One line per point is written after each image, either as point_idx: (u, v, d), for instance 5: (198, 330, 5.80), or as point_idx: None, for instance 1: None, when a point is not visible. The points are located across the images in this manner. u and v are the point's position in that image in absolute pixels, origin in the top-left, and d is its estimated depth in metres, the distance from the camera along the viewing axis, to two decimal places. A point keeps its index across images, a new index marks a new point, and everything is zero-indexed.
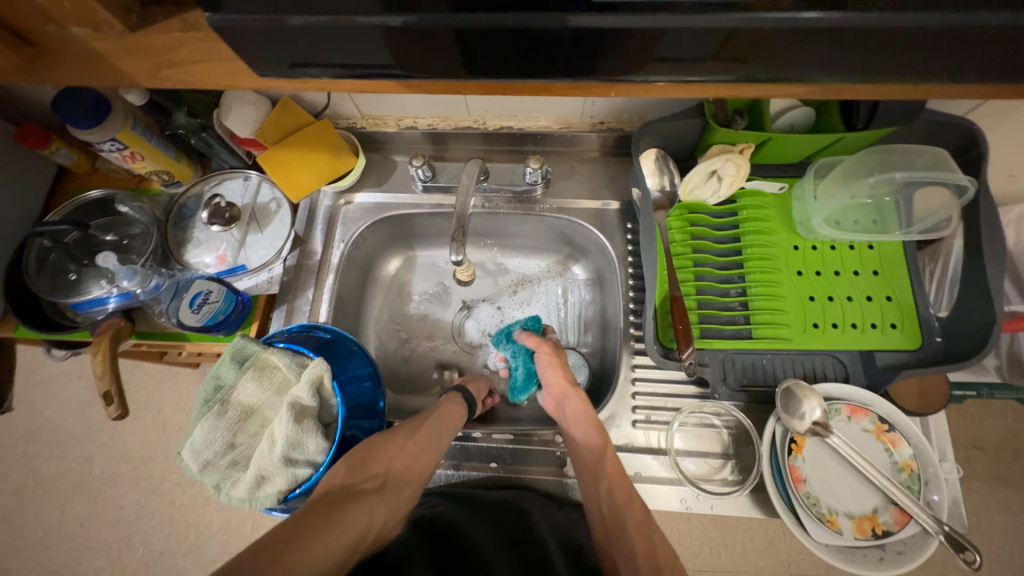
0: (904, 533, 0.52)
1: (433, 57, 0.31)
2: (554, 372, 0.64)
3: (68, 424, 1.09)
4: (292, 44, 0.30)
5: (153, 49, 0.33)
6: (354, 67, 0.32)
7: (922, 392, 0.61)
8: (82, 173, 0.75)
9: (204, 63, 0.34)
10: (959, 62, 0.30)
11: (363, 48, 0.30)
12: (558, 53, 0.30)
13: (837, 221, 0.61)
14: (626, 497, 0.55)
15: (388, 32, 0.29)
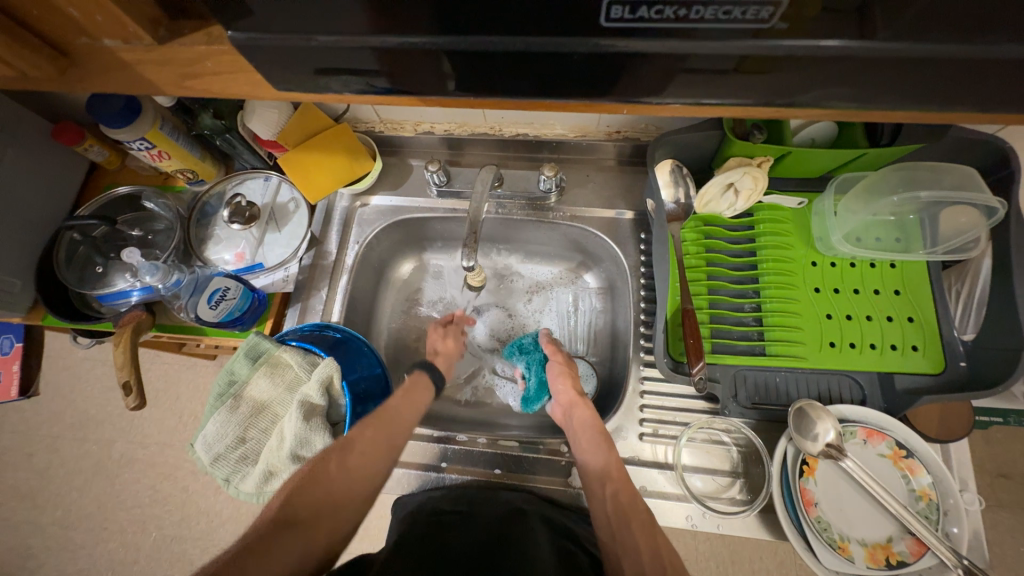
0: (921, 564, 0.50)
1: (449, 74, 0.31)
2: (561, 380, 0.65)
3: (90, 409, 1.13)
4: (313, 60, 0.31)
5: (180, 61, 0.34)
6: (375, 82, 0.33)
7: (944, 418, 0.59)
8: (112, 169, 0.78)
9: (227, 74, 0.35)
10: (993, 90, 0.29)
11: (381, 64, 0.31)
12: (573, 73, 0.30)
13: (857, 238, 0.60)
14: (632, 503, 0.54)
15: (405, 50, 0.30)
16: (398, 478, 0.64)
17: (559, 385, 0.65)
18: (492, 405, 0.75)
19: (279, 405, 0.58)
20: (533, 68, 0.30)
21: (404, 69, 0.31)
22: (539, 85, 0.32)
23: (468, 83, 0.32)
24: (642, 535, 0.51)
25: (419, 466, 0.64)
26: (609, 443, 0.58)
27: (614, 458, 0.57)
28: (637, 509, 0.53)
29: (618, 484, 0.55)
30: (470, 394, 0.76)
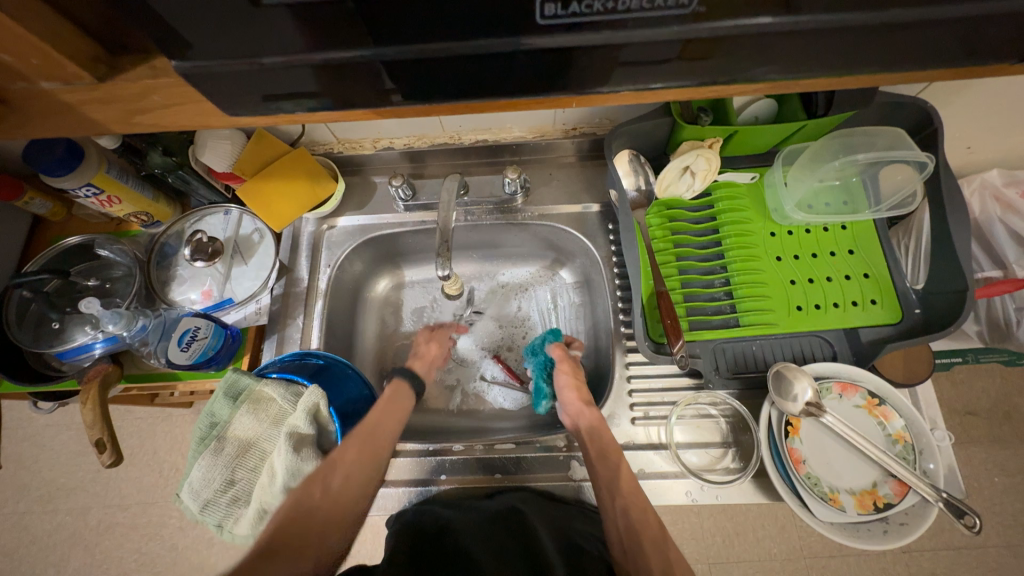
0: (905, 503, 0.53)
1: (400, 84, 0.32)
2: (572, 392, 0.62)
3: (60, 477, 1.06)
4: (259, 83, 0.31)
5: (125, 97, 0.33)
6: (328, 99, 0.33)
7: (908, 363, 0.62)
8: (58, 221, 0.74)
9: (175, 106, 0.34)
10: (910, 50, 0.31)
11: (329, 81, 0.31)
12: (520, 71, 0.31)
13: (809, 205, 0.63)
14: (653, 522, 0.52)
15: (351, 64, 0.30)
16: (398, 497, 0.63)
17: (571, 397, 0.61)
18: (485, 411, 0.75)
19: (266, 440, 0.56)
20: (480, 70, 0.31)
21: (353, 83, 0.31)
22: (489, 86, 0.32)
23: (420, 91, 0.32)
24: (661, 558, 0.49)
25: (419, 482, 0.64)
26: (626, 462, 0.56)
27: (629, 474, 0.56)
28: (657, 528, 0.52)
29: (638, 506, 0.53)
30: (462, 403, 0.76)
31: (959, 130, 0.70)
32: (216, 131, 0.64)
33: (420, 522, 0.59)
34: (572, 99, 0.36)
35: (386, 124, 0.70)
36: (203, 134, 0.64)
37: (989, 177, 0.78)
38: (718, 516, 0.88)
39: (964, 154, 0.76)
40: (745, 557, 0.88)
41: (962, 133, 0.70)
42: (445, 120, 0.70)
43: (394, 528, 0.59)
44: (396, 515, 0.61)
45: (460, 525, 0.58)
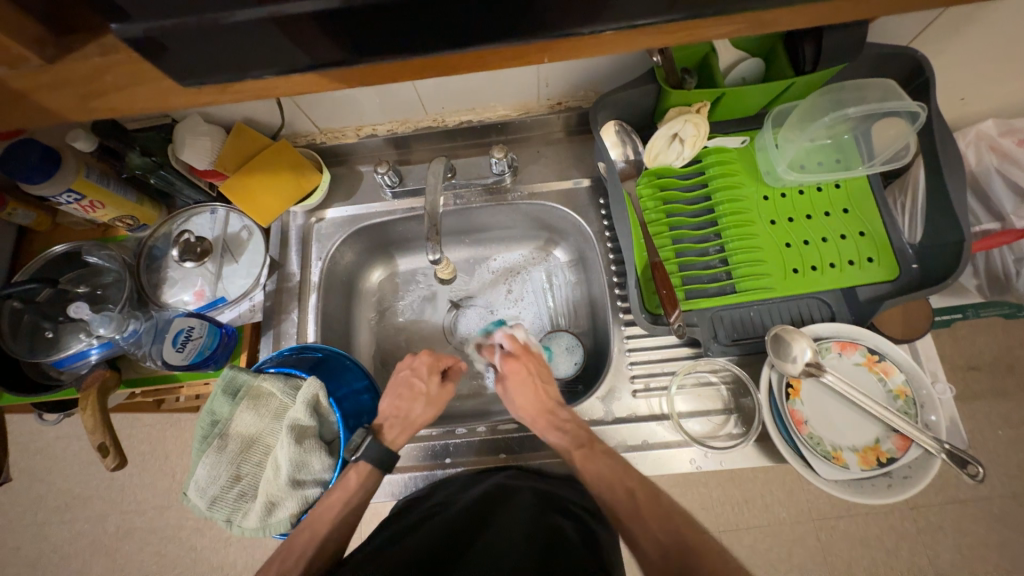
0: (908, 457, 0.53)
1: (363, 48, 0.30)
2: (513, 399, 0.62)
3: (75, 487, 1.07)
4: (212, 54, 0.29)
5: (79, 80, 0.32)
6: (291, 66, 0.31)
7: (907, 319, 0.62)
8: (44, 231, 0.73)
9: (133, 87, 0.33)
10: None
11: (287, 46, 0.29)
12: (489, 19, 0.29)
13: (801, 165, 0.62)
14: (631, 502, 0.50)
15: (306, 26, 0.28)
16: (405, 483, 0.64)
17: (516, 408, 0.62)
18: (487, 395, 0.75)
19: (269, 434, 0.56)
20: (444, 27, 0.29)
21: (310, 48, 0.30)
22: (457, 44, 0.31)
23: (386, 52, 0.31)
24: (646, 538, 0.48)
25: (424, 466, 0.64)
26: (582, 449, 0.55)
27: (591, 458, 0.54)
28: (638, 505, 0.50)
29: (608, 491, 0.52)
30: (463, 388, 0.76)
31: (954, 78, 0.68)
32: (193, 126, 0.63)
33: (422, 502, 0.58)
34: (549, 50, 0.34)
35: (367, 109, 0.68)
36: (180, 131, 0.63)
37: (985, 127, 0.76)
38: (726, 484, 0.89)
39: (959, 105, 0.74)
40: (754, 522, 0.89)
41: (956, 82, 0.68)
42: (427, 102, 0.68)
43: (391, 526, 0.56)
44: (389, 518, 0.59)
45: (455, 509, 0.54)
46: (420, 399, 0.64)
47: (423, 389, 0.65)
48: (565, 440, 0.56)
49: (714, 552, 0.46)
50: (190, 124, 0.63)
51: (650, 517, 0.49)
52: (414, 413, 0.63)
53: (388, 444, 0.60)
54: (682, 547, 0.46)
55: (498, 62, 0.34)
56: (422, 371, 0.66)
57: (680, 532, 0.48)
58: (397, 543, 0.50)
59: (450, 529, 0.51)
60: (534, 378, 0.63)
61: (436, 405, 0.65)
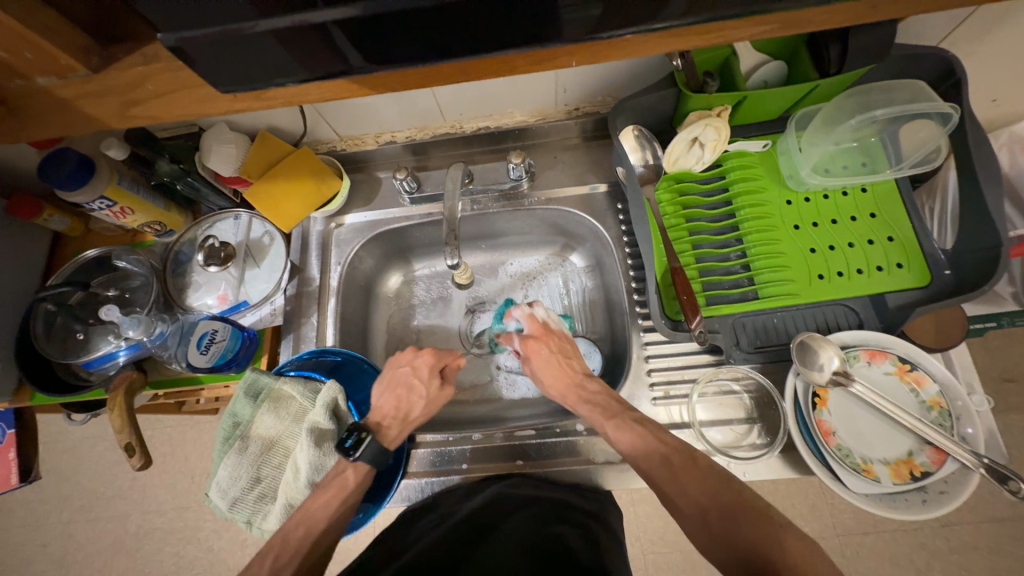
0: (943, 472, 0.51)
1: (388, 54, 0.31)
2: (543, 378, 0.62)
3: (99, 486, 1.09)
4: (242, 61, 0.30)
5: (119, 88, 0.34)
6: (316, 73, 0.32)
7: (939, 327, 0.60)
8: (76, 236, 0.76)
9: (169, 94, 0.34)
10: None
11: (314, 53, 0.30)
12: (512, 23, 0.29)
13: (826, 168, 0.61)
14: (666, 467, 0.48)
15: (334, 33, 0.28)
16: (420, 488, 0.64)
17: (547, 388, 0.62)
18: (503, 401, 0.75)
19: (289, 437, 0.57)
20: (469, 32, 0.30)
21: (336, 55, 0.30)
22: (481, 49, 0.31)
23: (409, 57, 0.31)
24: (685, 501, 0.46)
25: (440, 471, 0.64)
26: (613, 419, 0.54)
27: (622, 427, 0.53)
28: (673, 470, 0.48)
29: (642, 458, 0.50)
30: (478, 393, 0.76)
31: (986, 80, 0.66)
32: (219, 135, 0.65)
33: (431, 509, 0.60)
34: (569, 55, 0.34)
35: (387, 117, 0.69)
36: (206, 139, 0.65)
37: (1018, 130, 0.74)
38: None
39: (990, 108, 0.72)
40: None
41: (987, 83, 0.66)
42: (445, 109, 0.69)
43: (401, 533, 0.57)
44: (393, 527, 0.59)
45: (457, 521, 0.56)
46: (419, 400, 0.61)
47: (423, 390, 0.62)
48: (595, 411, 0.56)
49: (758, 511, 0.43)
50: (217, 132, 0.65)
51: (688, 481, 0.47)
52: (413, 414, 0.61)
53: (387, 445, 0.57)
54: (724, 508, 0.44)
55: (521, 67, 0.34)
56: (422, 371, 0.63)
57: (721, 492, 0.45)
58: (398, 561, 0.52)
59: (451, 546, 0.53)
60: (556, 355, 0.63)
61: (434, 407, 0.63)
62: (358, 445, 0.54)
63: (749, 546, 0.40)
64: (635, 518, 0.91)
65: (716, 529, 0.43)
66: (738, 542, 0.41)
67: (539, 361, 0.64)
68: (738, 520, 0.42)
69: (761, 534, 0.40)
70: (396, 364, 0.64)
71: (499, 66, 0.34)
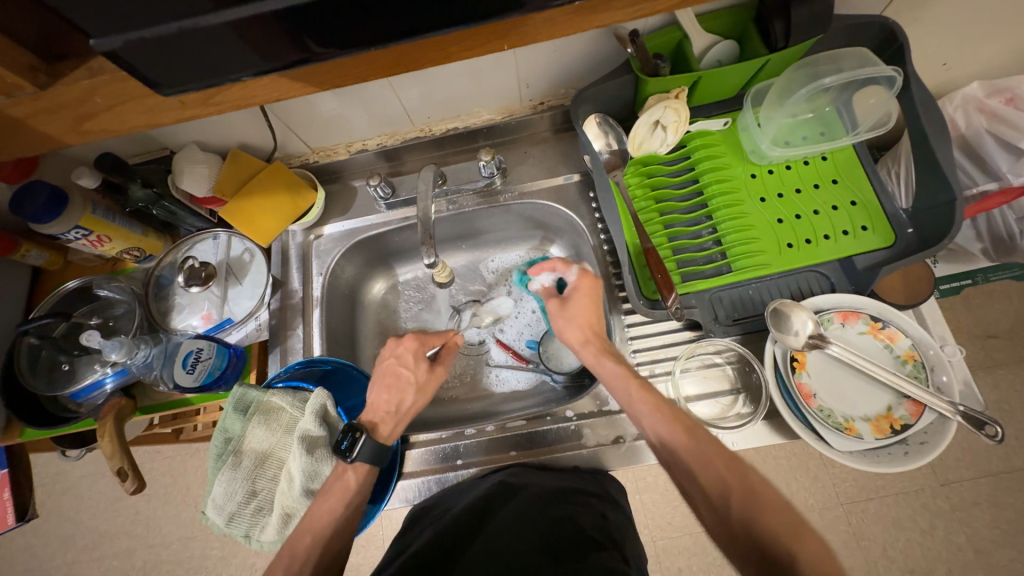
0: (922, 423, 0.52)
1: (329, 45, 0.31)
2: (571, 315, 0.62)
3: (102, 524, 1.08)
4: (184, 64, 0.30)
5: (70, 103, 0.36)
6: (254, 72, 0.32)
7: (908, 283, 0.64)
8: (56, 270, 0.76)
9: (120, 106, 0.36)
10: None
11: (256, 48, 0.30)
12: (441, 9, 0.30)
13: (785, 141, 0.62)
14: (688, 440, 0.48)
15: (269, 27, 0.28)
16: (417, 488, 0.64)
17: (566, 323, 0.62)
18: (495, 396, 0.76)
19: (282, 449, 0.57)
20: (407, 17, 0.30)
21: (282, 49, 0.30)
22: (421, 34, 0.31)
23: (346, 50, 0.32)
24: (711, 479, 0.44)
25: (435, 470, 0.65)
26: (638, 384, 0.55)
27: (651, 396, 0.53)
28: (703, 446, 0.47)
29: (670, 437, 0.49)
30: (470, 390, 0.77)
31: (935, 44, 0.68)
32: (191, 155, 0.65)
33: (429, 507, 0.60)
34: (498, 38, 0.36)
35: (355, 126, 0.70)
36: (177, 161, 0.65)
37: (971, 91, 0.76)
38: None
39: (941, 71, 0.74)
40: None
41: (935, 47, 0.68)
42: (412, 113, 0.70)
43: (400, 540, 0.57)
44: (405, 527, 0.60)
45: (449, 519, 0.54)
46: (410, 391, 0.60)
47: (412, 379, 0.61)
48: (625, 366, 0.56)
49: (778, 501, 0.41)
50: (188, 153, 0.65)
51: (715, 460, 0.45)
52: (405, 407, 0.60)
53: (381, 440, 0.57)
54: (750, 493, 0.42)
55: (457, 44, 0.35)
56: (407, 360, 0.61)
57: (741, 481, 0.43)
58: (402, 557, 0.51)
59: (441, 547, 0.50)
60: (597, 308, 0.62)
61: (426, 392, 0.62)
62: (352, 447, 0.53)
63: (768, 534, 0.38)
64: (641, 506, 0.92)
65: (738, 516, 0.41)
66: (762, 532, 0.39)
67: (573, 298, 0.63)
68: (758, 514, 0.40)
69: (787, 531, 0.38)
70: (383, 356, 0.63)
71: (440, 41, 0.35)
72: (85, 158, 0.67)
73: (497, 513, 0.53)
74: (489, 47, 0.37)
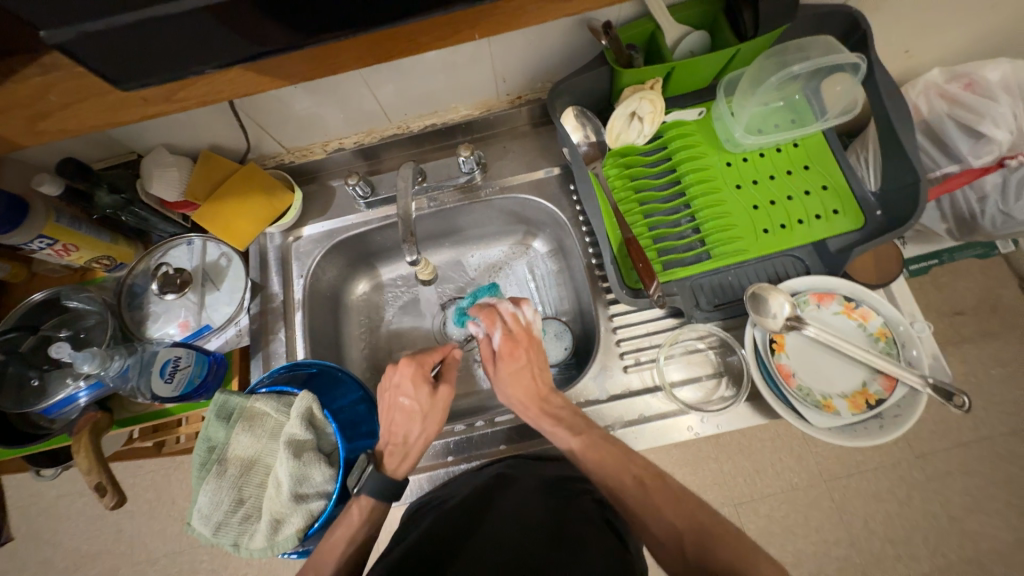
0: (895, 397, 0.54)
1: (292, 34, 0.30)
2: (505, 383, 0.60)
3: (83, 543, 1.05)
4: (139, 57, 0.29)
5: (25, 102, 0.34)
6: (215, 64, 0.31)
7: (878, 264, 0.66)
8: (20, 283, 0.72)
9: (78, 103, 0.35)
10: None
11: (215, 40, 0.29)
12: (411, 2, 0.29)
13: (758, 129, 0.64)
14: (640, 488, 0.50)
15: (230, 16, 0.28)
16: (410, 487, 0.65)
17: (509, 396, 0.59)
18: (483, 392, 0.76)
19: (268, 454, 0.56)
20: (372, 6, 0.29)
21: (245, 39, 0.30)
22: (389, 22, 0.31)
23: (312, 41, 0.31)
24: (659, 524, 0.48)
25: (426, 467, 0.65)
26: (584, 437, 0.55)
27: (591, 446, 0.54)
28: (647, 491, 0.50)
29: (615, 480, 0.51)
30: (460, 387, 0.77)
31: (896, 34, 0.70)
32: (160, 159, 0.63)
33: (421, 504, 0.60)
34: (466, 27, 0.36)
35: (330, 125, 0.69)
36: (147, 164, 0.62)
37: (932, 77, 0.79)
38: (735, 457, 0.93)
39: (904, 59, 0.77)
40: (768, 490, 0.91)
41: (897, 35, 0.71)
42: (389, 111, 0.69)
43: (395, 535, 0.57)
44: (403, 522, 0.59)
45: (447, 509, 0.54)
46: (414, 420, 0.59)
47: (415, 406, 0.60)
48: (561, 427, 0.55)
49: (736, 538, 0.45)
50: (156, 157, 0.63)
51: (663, 506, 0.49)
52: (410, 435, 0.59)
53: (397, 477, 0.57)
54: (699, 532, 0.46)
55: (428, 30, 0.35)
56: (405, 389, 0.60)
57: (696, 518, 0.48)
58: (398, 552, 0.50)
59: (439, 539, 0.49)
60: (532, 367, 0.60)
61: (435, 413, 0.60)
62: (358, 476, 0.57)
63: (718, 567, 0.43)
64: None
65: (692, 554, 0.45)
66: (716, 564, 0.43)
67: (512, 364, 0.60)
68: (712, 546, 0.45)
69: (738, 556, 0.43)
70: (385, 388, 0.62)
71: (409, 28, 0.34)
72: (46, 164, 0.64)
73: (495, 506, 0.53)
74: (457, 36, 0.37)
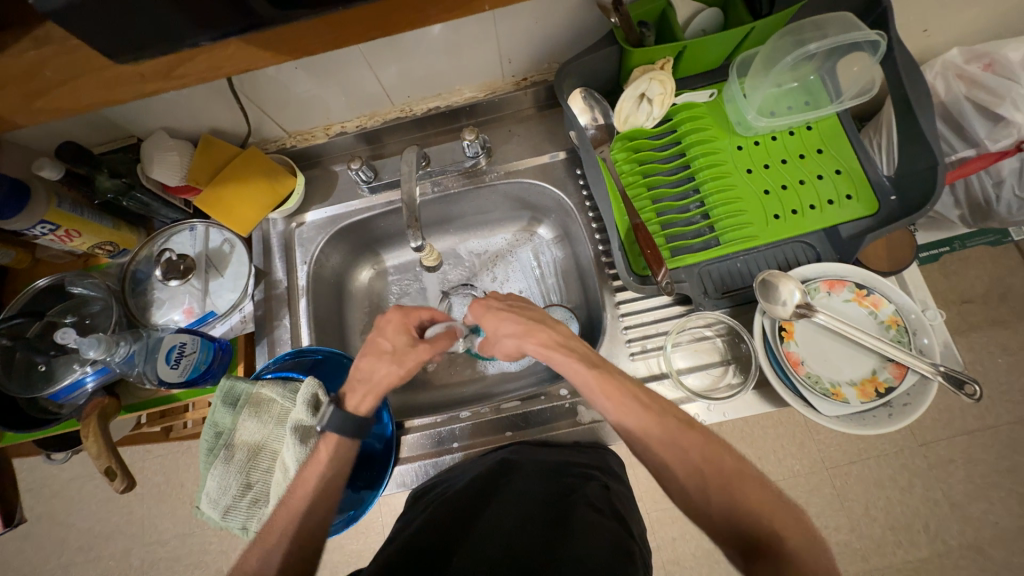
0: (905, 385, 0.54)
1: (291, 5, 0.29)
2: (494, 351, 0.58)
3: (95, 525, 1.07)
4: (133, 27, 0.28)
5: (18, 77, 0.33)
6: (213, 35, 0.30)
7: (890, 251, 0.65)
8: (24, 268, 0.72)
9: (75, 79, 0.34)
10: None
11: (211, 10, 0.28)
12: None
13: (771, 111, 0.62)
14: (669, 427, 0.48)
15: None
16: (415, 472, 0.65)
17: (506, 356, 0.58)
18: (489, 378, 0.76)
19: (274, 440, 0.56)
20: None
21: (242, 10, 0.28)
22: None
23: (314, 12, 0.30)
24: (680, 457, 0.46)
25: (431, 453, 0.65)
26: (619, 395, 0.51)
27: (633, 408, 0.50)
28: (676, 437, 0.47)
29: (640, 437, 0.49)
30: (464, 374, 0.77)
31: (916, 11, 0.68)
32: (158, 142, 0.62)
33: (426, 489, 0.61)
34: None
35: (332, 108, 0.68)
36: (146, 148, 0.61)
37: (951, 57, 0.76)
38: (738, 444, 0.93)
39: (922, 38, 0.74)
40: (771, 476, 0.92)
41: (917, 13, 0.68)
42: (391, 93, 0.68)
43: (400, 519, 0.57)
44: (408, 506, 0.60)
45: (454, 493, 0.55)
46: (380, 361, 0.56)
47: (387, 349, 0.56)
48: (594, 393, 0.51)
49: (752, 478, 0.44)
50: (155, 139, 0.61)
51: (688, 444, 0.47)
52: (372, 375, 0.55)
53: (356, 413, 0.55)
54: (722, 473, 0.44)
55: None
56: (382, 331, 0.57)
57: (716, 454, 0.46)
58: (407, 532, 0.50)
59: (447, 520, 0.49)
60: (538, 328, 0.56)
61: (408, 365, 0.56)
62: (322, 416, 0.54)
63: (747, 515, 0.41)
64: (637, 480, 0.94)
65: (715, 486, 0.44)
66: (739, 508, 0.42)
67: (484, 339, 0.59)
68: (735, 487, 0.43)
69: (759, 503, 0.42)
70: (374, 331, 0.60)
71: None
72: (44, 147, 0.63)
73: (502, 489, 0.53)
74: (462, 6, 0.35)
